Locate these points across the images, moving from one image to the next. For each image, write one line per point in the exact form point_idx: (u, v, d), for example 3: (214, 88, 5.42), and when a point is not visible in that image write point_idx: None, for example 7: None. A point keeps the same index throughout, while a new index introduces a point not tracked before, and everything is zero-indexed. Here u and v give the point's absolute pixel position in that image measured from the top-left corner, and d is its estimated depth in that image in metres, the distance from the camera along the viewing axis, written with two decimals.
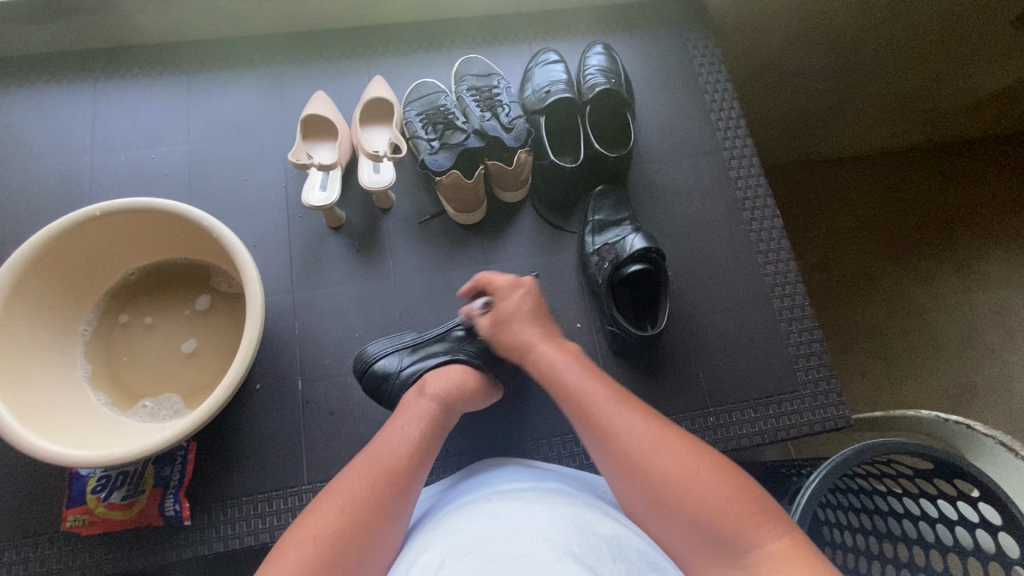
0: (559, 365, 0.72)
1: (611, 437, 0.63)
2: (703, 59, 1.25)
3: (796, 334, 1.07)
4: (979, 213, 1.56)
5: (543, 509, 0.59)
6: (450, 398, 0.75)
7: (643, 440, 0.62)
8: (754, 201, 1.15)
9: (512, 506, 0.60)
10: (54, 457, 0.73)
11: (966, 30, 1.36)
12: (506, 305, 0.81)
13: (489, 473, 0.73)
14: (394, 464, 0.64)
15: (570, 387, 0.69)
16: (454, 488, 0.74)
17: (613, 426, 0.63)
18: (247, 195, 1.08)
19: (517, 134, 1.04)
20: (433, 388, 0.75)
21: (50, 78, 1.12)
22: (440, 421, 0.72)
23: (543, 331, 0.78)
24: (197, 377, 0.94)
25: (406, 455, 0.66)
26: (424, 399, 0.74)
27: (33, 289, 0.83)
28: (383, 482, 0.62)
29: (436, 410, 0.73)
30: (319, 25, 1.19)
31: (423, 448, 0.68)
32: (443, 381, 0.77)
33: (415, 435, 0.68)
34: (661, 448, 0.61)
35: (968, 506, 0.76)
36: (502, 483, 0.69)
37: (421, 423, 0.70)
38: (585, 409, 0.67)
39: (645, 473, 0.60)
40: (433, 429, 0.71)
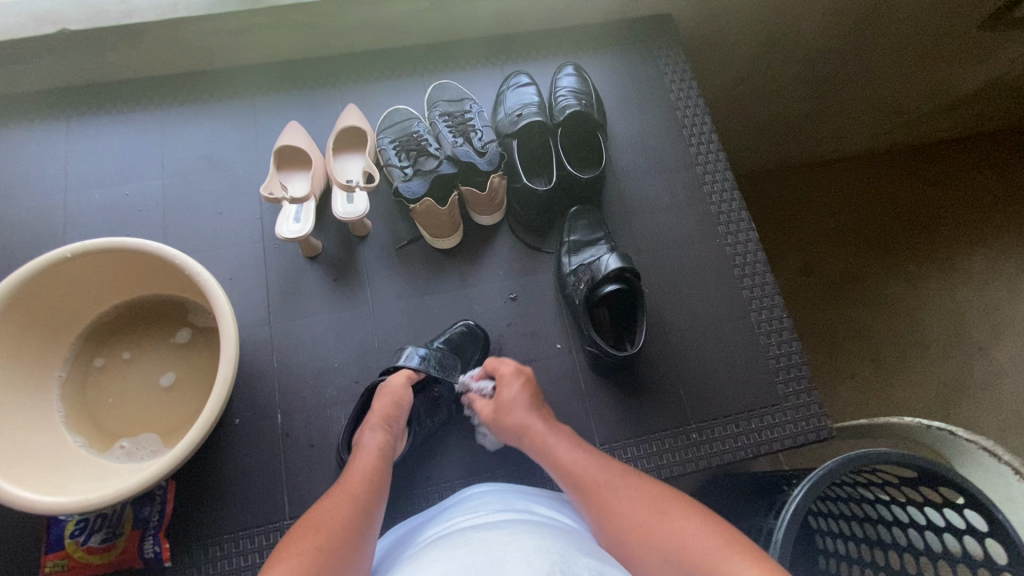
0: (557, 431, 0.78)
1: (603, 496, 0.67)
2: (674, 75, 1.26)
3: (776, 346, 1.07)
4: (961, 211, 1.57)
5: (527, 539, 0.58)
6: (391, 421, 0.82)
7: (622, 493, 0.66)
8: (729, 214, 1.16)
9: (499, 535, 0.59)
10: (28, 505, 0.72)
11: (931, 37, 1.38)
12: (507, 392, 0.84)
13: (476, 500, 0.74)
14: (367, 492, 0.68)
15: (554, 451, 0.75)
16: (424, 530, 0.72)
17: (609, 489, 0.67)
18: (223, 227, 1.08)
19: (491, 159, 1.03)
20: (375, 415, 0.82)
21: (23, 119, 1.12)
22: (388, 448, 0.78)
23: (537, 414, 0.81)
24: (175, 414, 0.94)
25: (371, 481, 0.70)
26: (372, 429, 0.80)
27: (4, 334, 0.82)
28: (358, 505, 0.66)
29: (385, 436, 0.80)
30: (292, 56, 1.19)
31: (383, 471, 0.73)
32: (380, 409, 0.83)
33: (373, 462, 0.74)
34: (633, 498, 0.65)
35: (955, 513, 0.75)
36: (473, 520, 0.67)
37: (374, 450, 0.76)
38: (579, 480, 0.70)
39: (625, 522, 0.63)
40: (386, 455, 0.77)
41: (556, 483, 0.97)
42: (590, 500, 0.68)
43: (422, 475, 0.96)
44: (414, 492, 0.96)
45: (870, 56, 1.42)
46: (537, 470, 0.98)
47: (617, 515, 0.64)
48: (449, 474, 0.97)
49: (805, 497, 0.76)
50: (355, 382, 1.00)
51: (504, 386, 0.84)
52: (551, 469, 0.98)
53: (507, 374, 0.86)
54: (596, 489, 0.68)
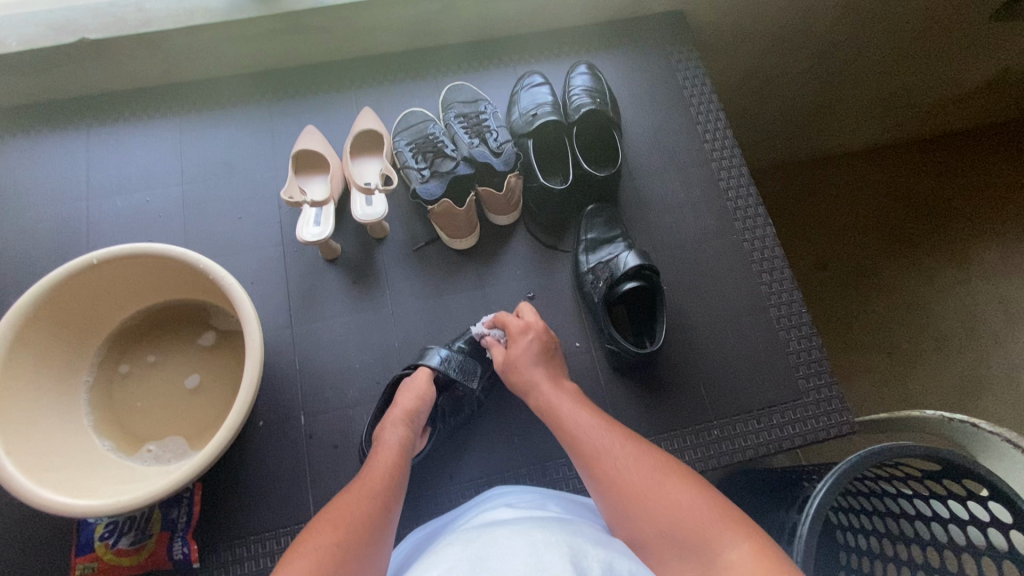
0: (561, 395, 0.79)
1: (600, 458, 0.68)
2: (687, 72, 1.26)
3: (795, 341, 1.07)
4: (977, 202, 1.56)
5: (539, 530, 0.58)
6: (413, 419, 0.83)
7: (619, 458, 0.67)
8: (745, 210, 1.15)
9: (514, 527, 0.60)
10: (61, 507, 0.73)
11: (945, 27, 1.37)
12: (516, 348, 0.87)
13: (495, 501, 0.75)
14: (388, 488, 0.69)
15: (559, 413, 0.76)
16: (444, 529, 0.73)
17: (605, 450, 0.68)
18: (242, 231, 1.09)
19: (506, 159, 1.04)
20: (397, 412, 0.83)
21: (45, 127, 1.14)
22: (408, 445, 0.79)
23: (547, 373, 0.83)
24: (200, 417, 0.95)
25: (389, 477, 0.71)
26: (392, 425, 0.81)
27: (33, 339, 0.83)
28: (378, 498, 0.67)
29: (406, 433, 0.80)
30: (307, 61, 1.20)
31: (403, 469, 0.74)
32: (401, 406, 0.84)
33: (393, 458, 0.74)
34: (632, 468, 0.65)
35: (979, 505, 0.75)
36: (491, 516, 0.68)
37: (394, 447, 0.77)
38: (577, 439, 0.71)
39: (619, 484, 0.64)
40: (406, 452, 0.77)
41: (578, 481, 0.97)
42: (585, 461, 0.69)
43: (444, 474, 0.97)
44: (436, 491, 0.96)
45: (882, 46, 1.41)
46: (559, 468, 0.98)
47: (616, 481, 0.64)
48: (471, 474, 0.97)
49: (829, 491, 0.76)
50: (376, 383, 1.00)
51: (515, 340, 0.88)
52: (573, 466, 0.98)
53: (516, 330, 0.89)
54: (595, 456, 0.68)
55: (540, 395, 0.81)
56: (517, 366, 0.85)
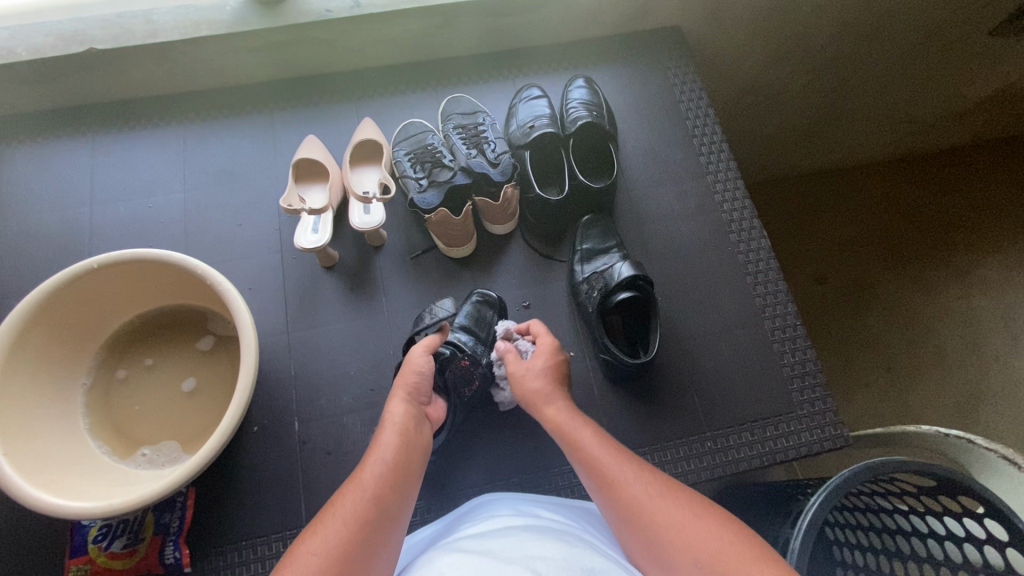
0: (576, 420, 0.78)
1: (624, 487, 0.67)
2: (684, 86, 1.28)
3: (790, 353, 1.07)
4: (974, 218, 1.56)
5: (534, 547, 0.59)
6: (417, 393, 0.81)
7: (643, 489, 0.67)
8: (741, 222, 1.16)
9: (507, 543, 0.60)
10: (55, 509, 0.74)
11: (940, 44, 1.38)
12: (536, 362, 0.87)
13: (487, 508, 0.75)
14: (390, 476, 0.67)
15: (577, 440, 0.75)
16: (444, 531, 0.75)
17: (628, 482, 0.68)
18: (242, 238, 1.10)
19: (504, 170, 1.06)
20: (403, 387, 0.81)
21: (52, 135, 1.16)
22: (412, 419, 0.76)
23: (561, 396, 0.82)
24: (195, 422, 0.95)
25: (391, 463, 0.68)
26: (397, 399, 0.78)
27: (33, 342, 0.85)
28: (379, 489, 0.64)
29: (410, 406, 0.78)
30: (309, 72, 1.23)
31: (406, 448, 0.71)
32: (403, 381, 0.82)
33: (396, 438, 0.71)
34: (659, 498, 0.65)
35: (974, 523, 0.75)
36: (488, 520, 0.71)
37: (397, 422, 0.74)
38: (600, 469, 0.70)
39: (644, 517, 0.64)
40: (409, 426, 0.74)
41: (571, 491, 0.97)
42: (609, 491, 0.68)
43: (437, 482, 0.97)
44: (429, 499, 0.96)
45: (879, 62, 1.42)
46: (551, 478, 0.97)
47: (641, 512, 0.64)
48: (463, 482, 0.97)
49: (823, 505, 0.76)
50: (371, 390, 1.01)
51: (538, 358, 0.87)
52: (566, 476, 0.98)
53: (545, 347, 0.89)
54: (618, 484, 0.68)
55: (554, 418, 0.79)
56: (537, 386, 0.83)
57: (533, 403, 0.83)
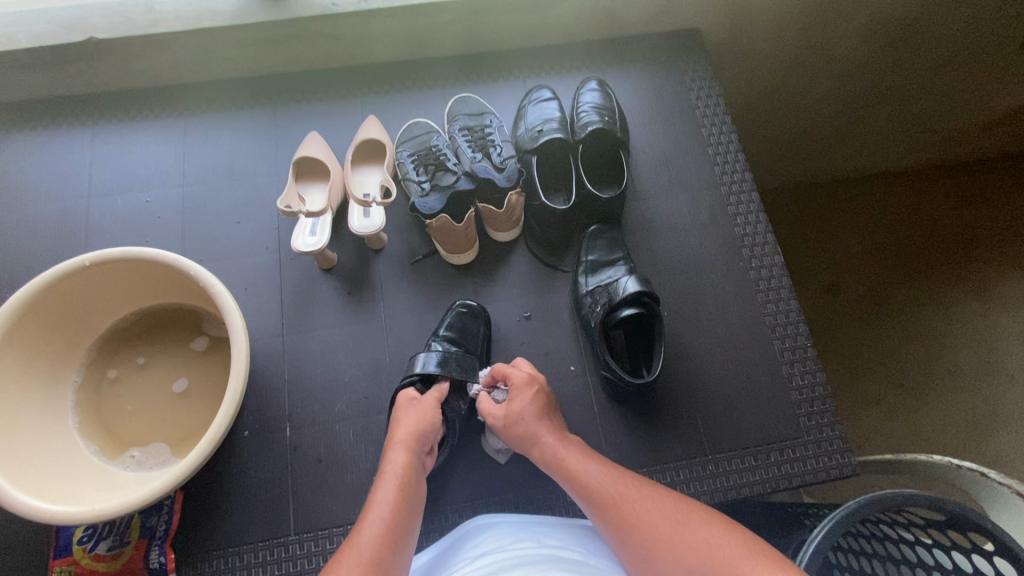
0: (568, 446, 0.78)
1: (620, 506, 0.68)
2: (701, 91, 1.23)
3: (800, 376, 1.03)
4: (998, 236, 1.50)
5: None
6: (416, 441, 0.79)
7: (640, 505, 0.67)
8: (754, 237, 1.12)
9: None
10: (37, 513, 0.72)
11: (973, 53, 1.32)
12: (518, 401, 0.83)
13: (483, 539, 0.72)
14: (390, 533, 0.64)
15: (570, 465, 0.75)
16: (445, 559, 0.72)
17: (625, 501, 0.68)
18: (240, 236, 1.08)
19: (509, 176, 1.01)
20: (398, 437, 0.78)
21: (52, 123, 1.14)
22: (412, 472, 0.74)
23: (551, 425, 0.81)
24: (185, 425, 0.94)
25: (389, 521, 0.65)
26: (394, 450, 0.76)
27: (22, 340, 0.83)
28: (378, 549, 0.62)
29: (409, 457, 0.76)
30: (313, 66, 1.19)
31: (405, 504, 0.69)
32: (404, 429, 0.80)
33: (395, 495, 0.69)
34: (657, 514, 0.65)
35: (984, 560, 0.72)
36: (490, 551, 0.68)
37: (396, 475, 0.72)
38: (595, 492, 0.70)
39: (644, 531, 0.64)
40: (409, 480, 0.72)
41: (565, 511, 0.94)
42: (606, 511, 0.68)
43: (429, 496, 0.94)
44: (420, 513, 0.94)
45: (906, 71, 1.36)
46: (545, 495, 0.95)
47: (642, 524, 0.65)
48: (455, 497, 0.95)
49: (827, 536, 0.72)
50: (365, 398, 0.98)
51: (516, 395, 0.83)
52: (561, 494, 0.95)
53: (518, 383, 0.85)
54: (617, 501, 0.68)
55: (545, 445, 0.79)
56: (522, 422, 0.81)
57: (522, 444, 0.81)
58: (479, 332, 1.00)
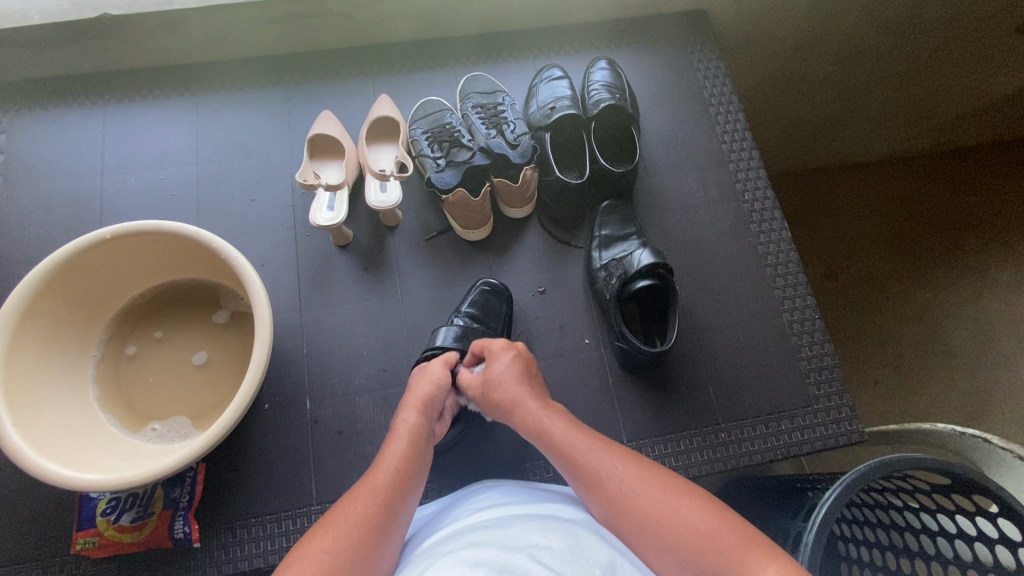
0: (553, 415, 0.73)
1: (603, 482, 0.63)
2: (707, 72, 1.25)
3: (808, 347, 1.05)
4: (992, 218, 1.53)
5: (537, 541, 0.55)
6: (428, 404, 0.79)
7: (622, 479, 0.63)
8: (761, 214, 1.14)
9: (510, 533, 0.56)
10: (65, 481, 0.73)
11: (971, 36, 1.34)
12: (496, 365, 0.82)
13: (484, 496, 0.71)
14: (401, 483, 0.65)
15: (551, 435, 0.70)
16: (448, 509, 0.72)
17: (605, 473, 0.64)
18: (255, 214, 1.08)
19: (523, 152, 1.03)
20: (409, 400, 0.79)
21: (61, 102, 1.14)
22: (422, 432, 0.74)
23: (531, 391, 0.78)
24: (205, 398, 0.94)
25: (400, 472, 0.66)
26: (404, 412, 0.77)
27: (44, 311, 0.83)
28: (388, 495, 0.63)
29: (420, 418, 0.76)
30: (325, 46, 1.20)
31: (416, 460, 0.69)
32: (419, 392, 0.80)
33: (406, 449, 0.70)
34: (642, 490, 0.61)
35: (987, 522, 0.73)
36: (493, 503, 0.68)
37: (408, 432, 0.73)
38: (577, 463, 0.66)
39: (628, 508, 0.60)
40: (420, 439, 0.73)
41: None
42: (586, 484, 0.64)
43: (447, 466, 0.96)
44: (439, 482, 0.96)
45: (906, 54, 1.38)
46: None
47: (632, 508, 0.60)
48: (474, 466, 0.97)
49: (838, 500, 0.73)
50: (384, 371, 0.99)
51: (494, 359, 0.83)
52: None
53: (496, 349, 0.85)
54: (605, 482, 0.63)
55: (527, 414, 0.74)
56: (500, 388, 0.79)
57: (502, 410, 0.78)
58: (502, 312, 1.01)
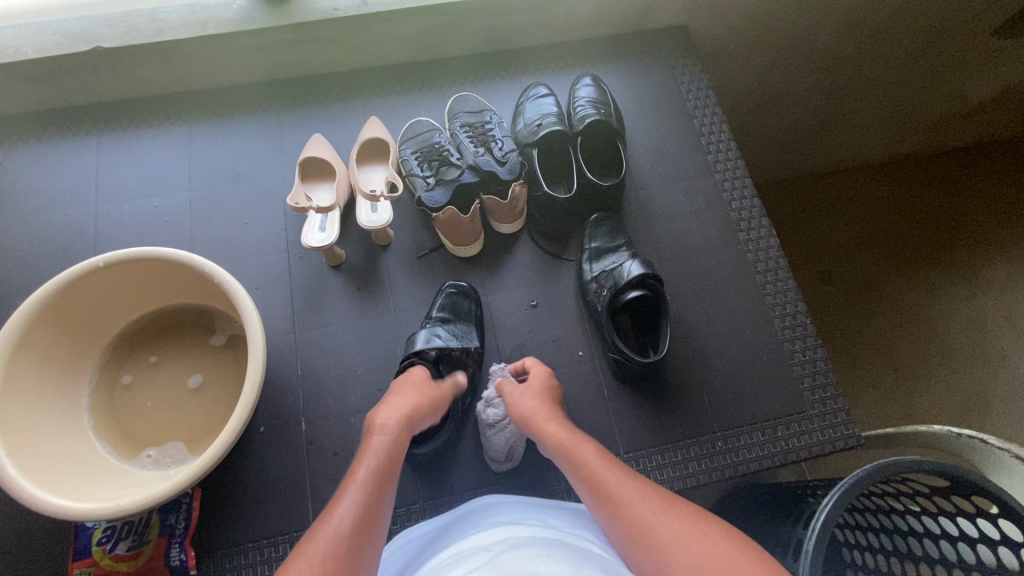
0: (580, 437, 0.75)
1: (622, 505, 0.64)
2: (690, 84, 1.28)
3: (801, 352, 1.06)
4: (979, 219, 1.55)
5: (539, 565, 0.54)
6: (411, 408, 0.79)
7: (643, 505, 0.63)
8: (749, 221, 1.16)
9: (515, 556, 0.56)
10: (58, 511, 0.72)
11: (948, 41, 1.37)
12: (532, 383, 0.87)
13: (487, 514, 0.71)
14: (380, 493, 0.65)
15: (574, 454, 0.72)
16: (450, 528, 0.72)
17: (625, 497, 0.65)
18: (249, 237, 1.09)
19: (511, 168, 1.04)
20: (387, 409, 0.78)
21: (57, 134, 1.15)
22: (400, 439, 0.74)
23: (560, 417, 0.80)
24: (200, 423, 0.94)
25: (379, 480, 0.66)
26: (381, 419, 0.76)
27: (38, 342, 0.84)
28: (365, 506, 0.62)
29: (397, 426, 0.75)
30: (315, 71, 1.22)
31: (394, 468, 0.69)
32: (392, 397, 0.80)
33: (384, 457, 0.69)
34: (662, 516, 0.62)
35: (988, 523, 0.72)
36: (496, 523, 0.68)
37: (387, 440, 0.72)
38: (598, 486, 0.67)
39: (646, 533, 0.60)
40: (397, 447, 0.72)
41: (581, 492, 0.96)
42: (605, 507, 0.65)
43: (445, 483, 0.96)
44: (438, 501, 0.95)
45: (886, 62, 1.41)
46: (560, 478, 0.97)
47: (645, 527, 0.61)
48: (471, 484, 0.96)
49: (836, 505, 0.73)
50: (379, 389, 1.00)
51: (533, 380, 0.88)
52: None
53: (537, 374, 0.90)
54: (620, 500, 0.64)
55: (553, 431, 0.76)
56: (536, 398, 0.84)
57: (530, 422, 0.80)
58: (471, 309, 1.03)
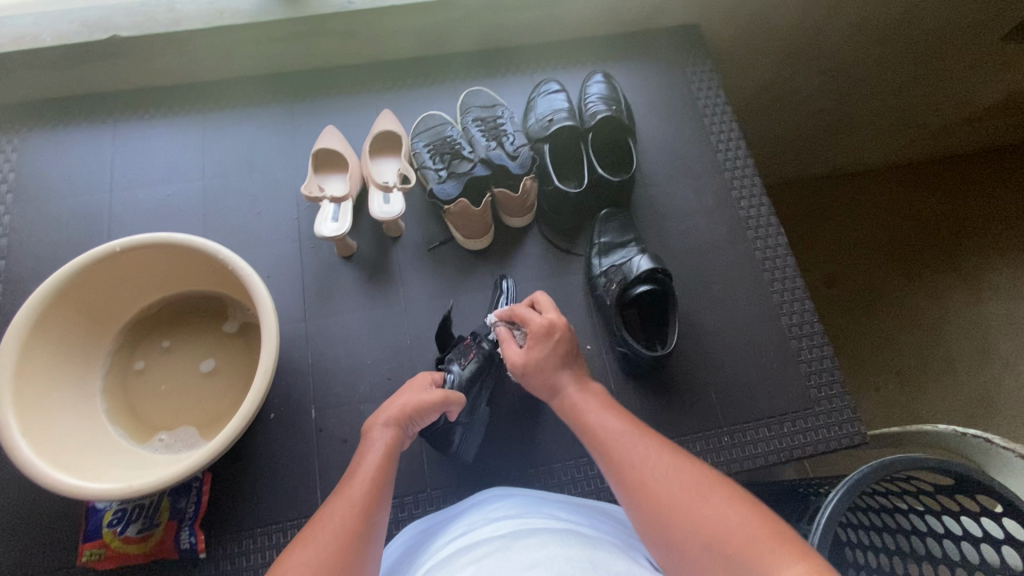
0: (592, 400, 0.74)
1: (628, 465, 0.62)
2: (701, 83, 1.28)
3: (808, 350, 1.07)
4: (985, 224, 1.55)
5: (556, 549, 0.55)
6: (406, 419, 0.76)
7: (651, 466, 0.61)
8: (758, 220, 1.16)
9: (528, 544, 0.57)
10: (73, 490, 0.73)
11: (958, 46, 1.38)
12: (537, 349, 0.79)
13: (496, 505, 0.72)
14: (369, 499, 0.62)
15: (586, 416, 0.71)
16: (459, 517, 0.73)
17: (634, 459, 0.63)
18: (261, 226, 1.10)
19: (523, 162, 1.06)
20: (387, 414, 0.75)
21: (73, 121, 1.17)
22: (397, 445, 0.72)
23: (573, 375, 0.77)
24: (211, 408, 0.95)
25: (378, 482, 0.65)
26: (380, 424, 0.74)
27: (53, 324, 0.85)
28: (362, 510, 0.60)
29: (394, 432, 0.73)
30: (329, 64, 1.23)
31: (390, 472, 0.67)
32: (397, 404, 0.76)
33: (381, 461, 0.68)
34: (669, 474, 0.60)
35: (993, 521, 0.73)
36: (506, 514, 0.68)
37: (384, 446, 0.70)
38: (608, 450, 0.66)
39: (651, 495, 0.58)
40: (395, 453, 0.70)
41: (587, 485, 0.96)
42: (614, 471, 0.63)
43: (452, 473, 0.97)
44: (444, 492, 0.96)
45: (895, 65, 1.42)
46: (567, 470, 0.97)
47: (650, 488, 0.59)
48: (478, 474, 0.97)
49: (842, 501, 0.73)
50: (388, 379, 1.01)
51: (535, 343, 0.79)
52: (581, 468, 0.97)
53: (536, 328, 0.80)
54: (626, 463, 0.63)
55: (570, 394, 0.75)
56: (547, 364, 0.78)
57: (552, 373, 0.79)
58: (499, 312, 1.00)
